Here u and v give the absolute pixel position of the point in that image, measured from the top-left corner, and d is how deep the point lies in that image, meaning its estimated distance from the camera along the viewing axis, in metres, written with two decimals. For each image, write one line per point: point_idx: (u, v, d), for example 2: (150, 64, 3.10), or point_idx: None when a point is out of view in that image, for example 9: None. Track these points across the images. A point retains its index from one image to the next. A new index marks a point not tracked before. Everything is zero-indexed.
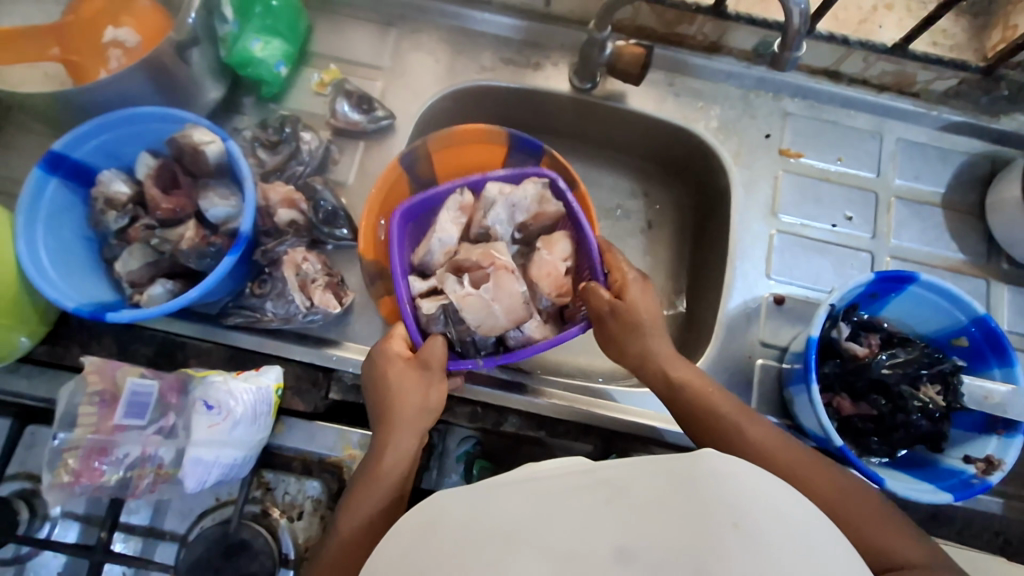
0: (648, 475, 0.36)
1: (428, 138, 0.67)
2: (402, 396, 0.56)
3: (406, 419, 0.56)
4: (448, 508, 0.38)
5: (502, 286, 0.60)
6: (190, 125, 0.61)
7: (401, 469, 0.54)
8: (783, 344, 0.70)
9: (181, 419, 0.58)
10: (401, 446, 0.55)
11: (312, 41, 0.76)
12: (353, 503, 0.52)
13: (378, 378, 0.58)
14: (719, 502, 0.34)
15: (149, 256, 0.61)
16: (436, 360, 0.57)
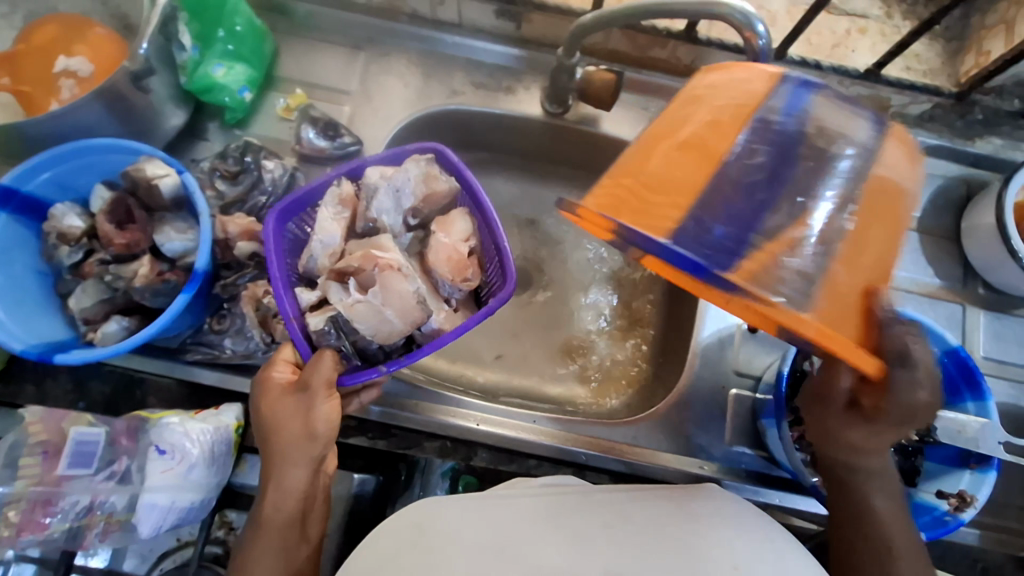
0: (642, 508, 0.43)
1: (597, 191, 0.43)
2: (279, 432, 0.51)
3: (285, 454, 0.52)
4: (453, 514, 0.42)
5: (388, 284, 0.54)
6: (145, 158, 0.59)
7: (292, 510, 0.52)
8: (757, 374, 0.69)
9: (134, 462, 0.56)
10: (285, 486, 0.52)
11: (279, 65, 0.75)
12: (247, 559, 0.51)
13: (258, 412, 0.53)
14: (709, 541, 0.40)
15: (103, 293, 0.59)
16: (314, 380, 0.51)
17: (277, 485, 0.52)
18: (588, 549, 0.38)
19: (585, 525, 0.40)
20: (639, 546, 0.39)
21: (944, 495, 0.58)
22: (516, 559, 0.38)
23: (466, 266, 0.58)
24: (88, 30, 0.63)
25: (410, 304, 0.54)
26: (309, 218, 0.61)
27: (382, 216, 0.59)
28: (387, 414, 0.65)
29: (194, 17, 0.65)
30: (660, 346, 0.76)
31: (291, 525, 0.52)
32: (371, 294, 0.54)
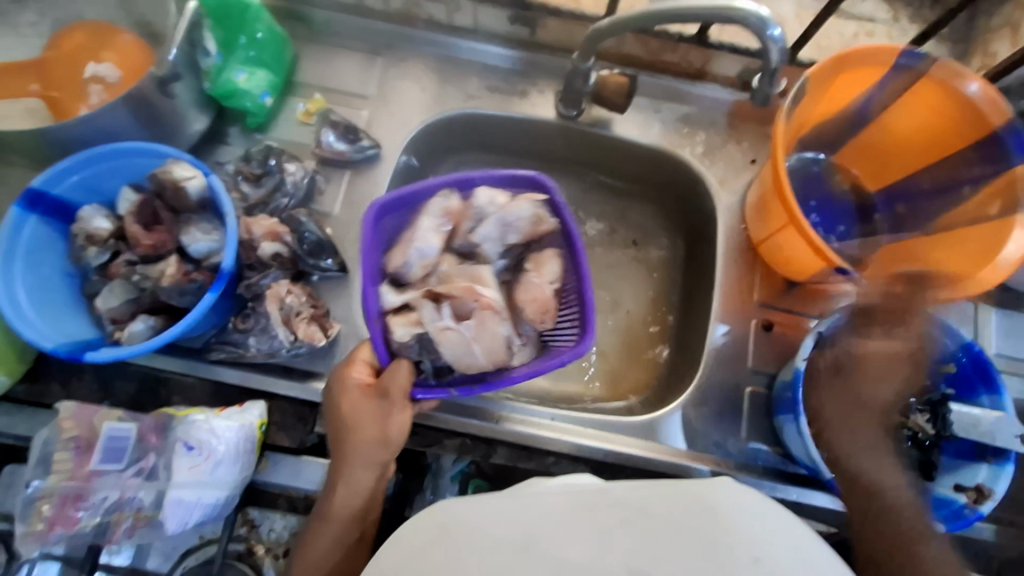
0: (666, 502, 0.40)
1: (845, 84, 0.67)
2: (355, 433, 0.54)
3: (358, 454, 0.54)
4: (468, 516, 0.41)
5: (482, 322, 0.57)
6: (172, 161, 0.60)
7: (357, 507, 0.55)
8: (772, 371, 0.70)
9: (161, 459, 0.57)
10: (354, 484, 0.54)
11: (298, 71, 0.76)
12: (309, 545, 0.54)
13: (333, 409, 0.56)
14: (735, 538, 0.38)
15: (130, 293, 0.60)
16: (395, 388, 0.54)
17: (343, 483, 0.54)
18: (611, 545, 0.37)
19: (605, 522, 0.38)
20: (661, 544, 0.37)
21: (962, 488, 0.58)
22: (535, 559, 0.36)
23: (549, 311, 0.59)
24: (114, 37, 0.65)
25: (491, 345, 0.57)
26: (407, 220, 0.63)
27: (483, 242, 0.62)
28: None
29: (219, 24, 0.68)
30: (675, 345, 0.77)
31: (352, 522, 0.54)
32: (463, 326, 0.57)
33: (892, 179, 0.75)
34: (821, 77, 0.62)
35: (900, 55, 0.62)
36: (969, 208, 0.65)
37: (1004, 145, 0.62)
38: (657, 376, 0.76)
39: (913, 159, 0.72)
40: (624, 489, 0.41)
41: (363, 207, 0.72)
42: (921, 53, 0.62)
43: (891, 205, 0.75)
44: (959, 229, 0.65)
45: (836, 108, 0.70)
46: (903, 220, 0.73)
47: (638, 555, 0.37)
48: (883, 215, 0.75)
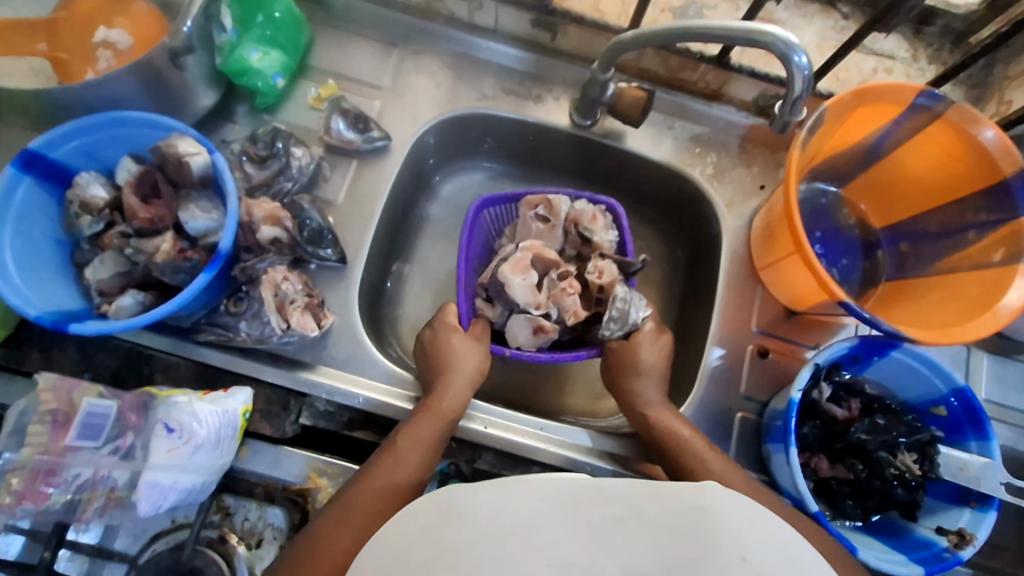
0: (656, 498, 0.40)
1: (860, 120, 0.66)
2: (464, 353, 0.64)
3: (462, 370, 0.63)
4: (465, 502, 0.40)
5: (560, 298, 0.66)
6: (177, 134, 0.59)
7: (453, 417, 0.61)
8: (763, 399, 0.70)
9: (139, 439, 0.55)
10: (458, 392, 0.62)
11: (312, 54, 0.75)
12: (405, 438, 0.57)
13: (438, 339, 0.65)
14: (727, 537, 0.37)
15: (121, 266, 0.59)
16: (485, 334, 0.66)
17: (445, 384, 0.62)
18: (603, 543, 0.36)
19: (598, 516, 0.38)
20: (654, 541, 0.36)
21: (944, 531, 0.58)
22: (532, 554, 0.35)
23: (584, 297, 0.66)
24: (128, 3, 0.64)
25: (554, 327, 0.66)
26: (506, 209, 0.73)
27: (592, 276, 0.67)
28: (374, 404, 0.65)
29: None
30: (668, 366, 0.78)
31: (445, 430, 0.59)
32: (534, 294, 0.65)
33: (899, 217, 0.75)
34: (839, 109, 0.62)
35: (919, 95, 0.62)
36: (972, 252, 0.65)
37: (1011, 193, 0.62)
38: None
39: (920, 197, 0.72)
40: (617, 488, 0.41)
41: (367, 198, 0.71)
42: (939, 95, 0.62)
43: (895, 242, 0.75)
44: (961, 272, 0.65)
45: (849, 142, 0.70)
46: (905, 258, 0.73)
47: (631, 554, 0.35)
48: (885, 251, 0.76)
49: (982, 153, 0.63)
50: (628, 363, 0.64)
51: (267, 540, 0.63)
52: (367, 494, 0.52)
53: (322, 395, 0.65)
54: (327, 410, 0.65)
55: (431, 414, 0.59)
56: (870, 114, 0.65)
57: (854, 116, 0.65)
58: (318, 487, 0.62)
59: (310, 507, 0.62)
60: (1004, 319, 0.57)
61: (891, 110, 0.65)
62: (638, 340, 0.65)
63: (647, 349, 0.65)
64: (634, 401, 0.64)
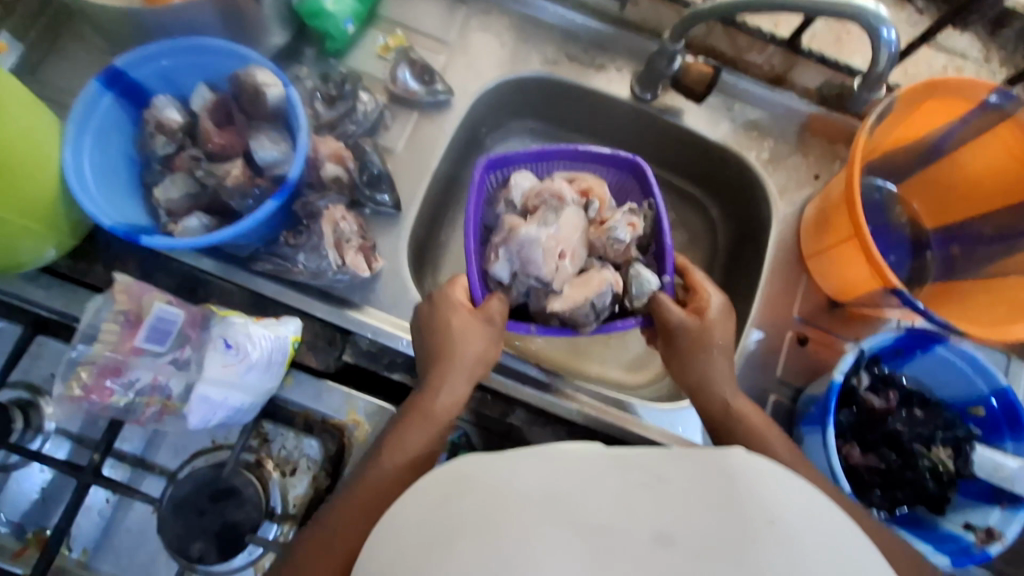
0: (679, 464, 0.39)
1: (925, 114, 0.66)
2: (464, 348, 0.61)
3: (462, 364, 0.61)
4: (481, 469, 0.40)
5: (592, 282, 0.64)
6: (254, 66, 0.60)
7: (445, 412, 0.60)
8: (798, 385, 0.70)
9: (197, 354, 0.58)
10: (455, 389, 0.60)
11: (383, 4, 0.76)
12: (399, 435, 0.57)
13: (440, 322, 0.62)
14: (753, 501, 0.36)
15: (191, 187, 0.61)
16: (497, 314, 0.63)
17: (445, 382, 0.60)
18: (628, 506, 0.36)
19: (619, 481, 0.37)
20: (679, 503, 0.36)
21: (972, 528, 0.58)
22: (557, 517, 0.35)
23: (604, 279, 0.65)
24: None
25: (587, 314, 0.64)
26: (524, 158, 0.68)
27: (605, 247, 0.66)
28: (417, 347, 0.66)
29: None
30: None
31: (437, 426, 0.59)
32: (566, 263, 0.64)
33: (953, 219, 0.74)
34: (909, 99, 0.62)
35: (992, 92, 0.62)
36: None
37: None
38: None
39: (978, 199, 0.71)
40: (641, 455, 0.40)
41: (425, 149, 0.72)
42: (1013, 95, 0.62)
43: (947, 245, 0.74)
44: (1012, 276, 0.64)
45: (911, 137, 0.70)
46: (956, 261, 0.73)
47: (656, 517, 0.35)
48: (935, 253, 0.75)
49: None
50: (703, 343, 0.63)
51: (301, 471, 0.65)
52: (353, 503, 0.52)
53: (367, 334, 0.66)
54: (369, 350, 0.67)
55: (429, 417, 0.59)
56: (937, 108, 0.65)
57: (917, 112, 0.65)
58: (355, 422, 0.65)
59: (347, 441, 0.64)
60: None
61: (959, 107, 0.65)
62: (707, 319, 0.64)
63: (718, 328, 0.64)
64: (709, 383, 0.63)
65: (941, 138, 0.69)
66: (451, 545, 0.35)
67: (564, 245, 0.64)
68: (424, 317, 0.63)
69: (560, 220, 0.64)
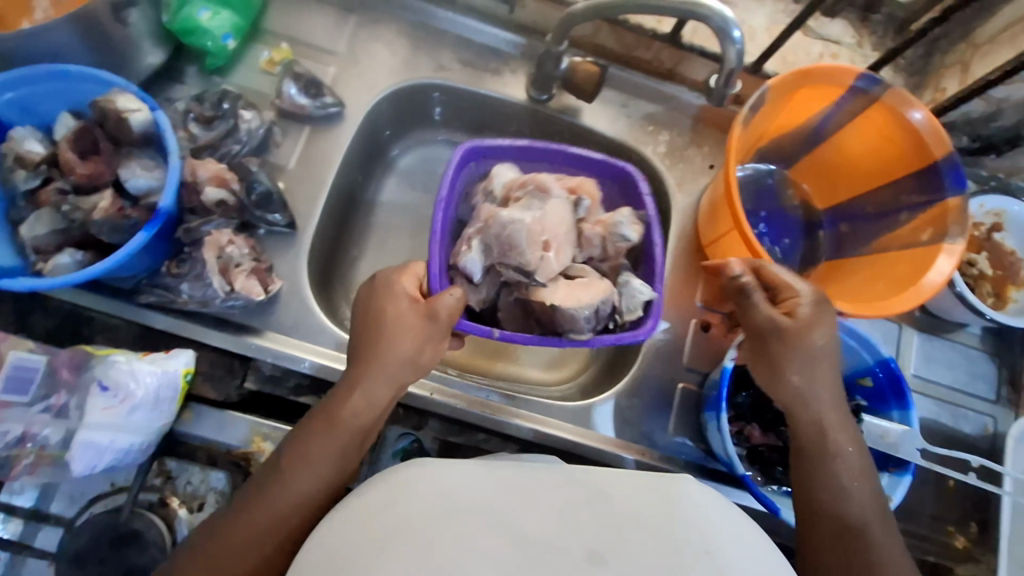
0: (621, 484, 0.42)
1: (800, 101, 0.68)
2: (392, 344, 0.54)
3: (387, 366, 0.54)
4: (432, 477, 0.40)
5: (581, 288, 0.60)
6: (117, 90, 0.57)
7: (364, 420, 0.53)
8: (705, 370, 0.72)
9: (73, 398, 0.56)
10: (375, 396, 0.54)
11: (266, 17, 0.74)
12: (309, 451, 0.51)
13: (375, 314, 0.56)
14: (692, 529, 0.38)
15: (58, 223, 0.57)
16: (444, 313, 0.54)
17: (366, 382, 0.54)
18: (570, 526, 0.37)
19: (569, 496, 0.40)
20: (623, 526, 0.38)
21: None
22: (499, 530, 0.36)
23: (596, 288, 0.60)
24: None
25: (587, 320, 0.57)
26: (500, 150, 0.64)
27: (609, 245, 0.63)
28: (320, 368, 0.64)
29: None
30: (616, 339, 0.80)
31: (353, 440, 0.53)
32: (549, 255, 0.60)
33: (841, 197, 0.76)
34: (781, 89, 0.64)
35: (858, 78, 0.64)
36: (903, 232, 0.68)
37: (941, 176, 0.65)
38: (593, 366, 0.79)
39: (855, 179, 0.74)
40: (589, 473, 0.43)
41: (319, 165, 0.71)
42: (878, 79, 0.64)
43: (835, 224, 0.77)
44: (892, 252, 0.68)
45: (794, 123, 0.73)
46: (845, 239, 0.76)
47: (595, 538, 0.37)
48: (826, 232, 0.78)
49: (916, 137, 0.66)
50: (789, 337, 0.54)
51: (210, 505, 0.63)
52: (240, 532, 0.49)
53: (268, 359, 0.64)
54: (273, 374, 0.65)
55: (346, 424, 0.53)
56: (813, 95, 0.67)
57: (793, 101, 0.68)
58: (260, 450, 0.63)
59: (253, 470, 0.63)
60: (927, 294, 0.60)
61: (832, 92, 0.67)
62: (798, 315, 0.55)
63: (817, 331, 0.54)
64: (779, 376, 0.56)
65: (822, 122, 0.72)
66: (381, 552, 0.35)
67: (551, 238, 0.61)
68: (361, 305, 0.57)
69: (545, 207, 0.61)
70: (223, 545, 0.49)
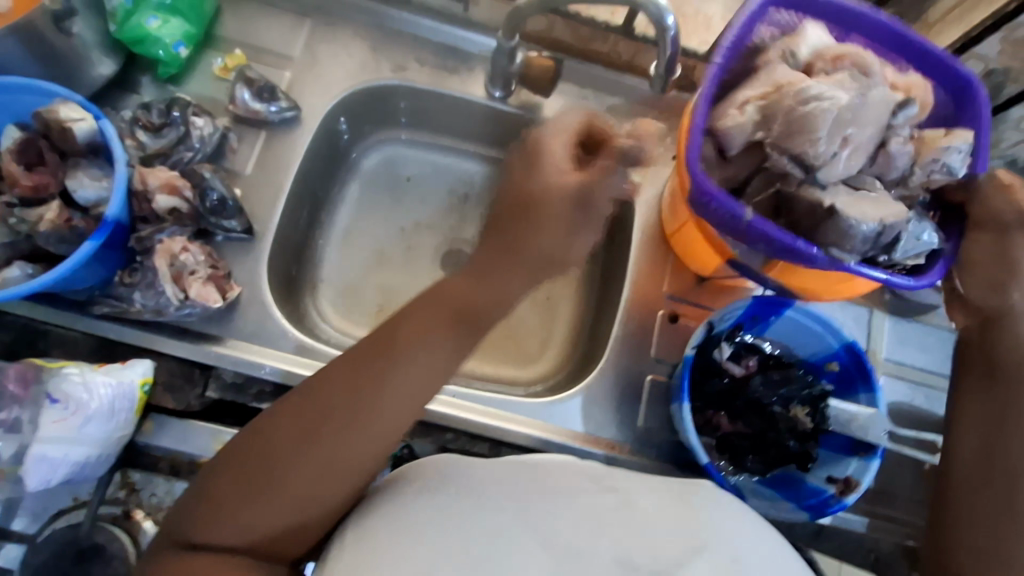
0: (653, 492, 0.46)
1: None
2: (442, 305, 0.50)
3: (530, 263, 0.52)
4: (468, 486, 0.43)
5: (892, 205, 0.51)
6: (61, 101, 0.57)
7: (489, 313, 0.51)
8: (674, 361, 0.71)
9: (25, 412, 0.54)
10: (507, 287, 0.51)
11: (219, 25, 0.74)
12: (407, 352, 0.47)
13: (522, 194, 0.52)
14: (720, 533, 0.42)
15: (5, 236, 0.57)
16: (571, 198, 0.51)
17: (418, 348, 0.48)
18: (602, 532, 0.41)
19: (603, 507, 0.43)
20: (653, 528, 0.42)
21: (833, 480, 0.61)
22: (537, 536, 0.40)
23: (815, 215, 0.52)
24: None
25: (862, 242, 0.50)
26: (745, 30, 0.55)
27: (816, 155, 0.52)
28: (282, 373, 0.63)
29: None
30: (586, 333, 0.79)
31: (466, 341, 0.50)
32: (844, 151, 0.53)
33: None
34: None
35: None
36: None
37: None
38: (565, 363, 0.79)
39: None
40: (617, 479, 0.47)
41: (277, 169, 0.70)
42: None
43: None
44: None
45: None
46: None
47: (626, 539, 0.41)
48: None
49: None
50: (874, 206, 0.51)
51: None
52: (299, 453, 0.44)
53: (228, 366, 0.63)
54: (234, 382, 0.64)
55: (399, 389, 0.47)
56: None
57: None
58: None
59: None
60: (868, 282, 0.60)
61: None
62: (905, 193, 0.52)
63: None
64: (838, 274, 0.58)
65: None
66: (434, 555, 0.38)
67: (856, 132, 0.53)
68: (512, 177, 0.55)
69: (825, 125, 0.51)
70: (282, 469, 0.44)
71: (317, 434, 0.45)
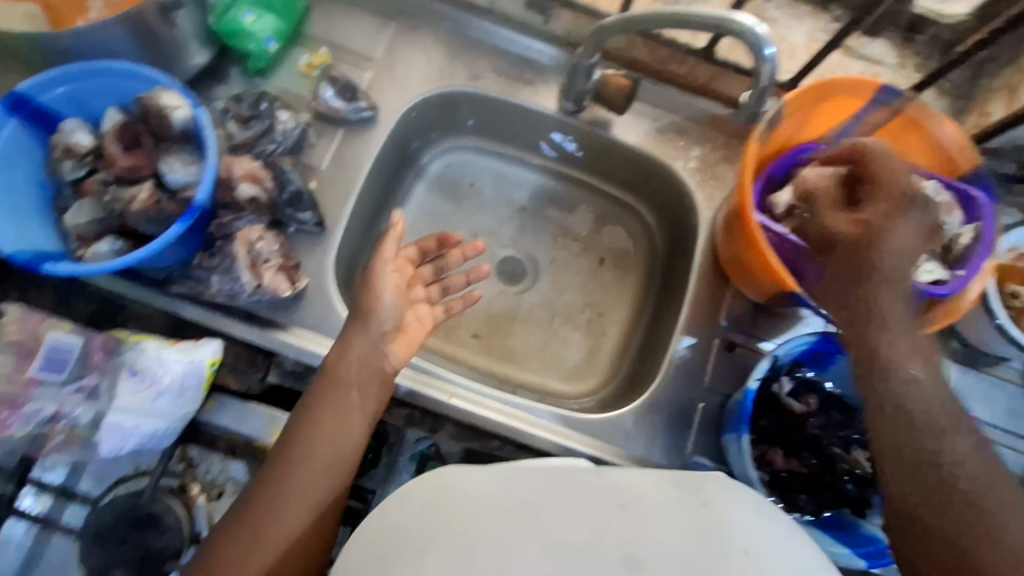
0: (657, 484, 0.41)
1: (814, 115, 0.67)
2: (344, 392, 0.57)
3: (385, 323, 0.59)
4: (465, 482, 0.40)
5: None
6: (161, 87, 0.60)
7: (349, 375, 0.57)
8: (727, 391, 0.70)
9: (103, 381, 0.59)
10: (356, 351, 0.58)
11: (308, 22, 0.76)
12: (310, 417, 0.55)
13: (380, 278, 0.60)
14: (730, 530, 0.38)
15: (99, 212, 0.60)
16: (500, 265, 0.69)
17: (316, 425, 0.55)
18: (602, 530, 0.37)
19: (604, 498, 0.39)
20: (663, 528, 0.37)
21: None
22: (531, 531, 0.36)
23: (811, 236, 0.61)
24: None
25: None
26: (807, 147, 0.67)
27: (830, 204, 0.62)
28: None
29: None
30: (636, 353, 0.79)
31: (350, 401, 0.57)
32: None
33: None
34: (799, 101, 0.63)
35: (878, 90, 0.63)
36: None
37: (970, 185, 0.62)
38: (611, 380, 0.78)
39: None
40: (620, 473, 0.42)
41: (352, 167, 0.72)
42: (897, 91, 0.63)
43: None
44: None
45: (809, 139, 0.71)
46: None
47: (631, 539, 0.37)
48: None
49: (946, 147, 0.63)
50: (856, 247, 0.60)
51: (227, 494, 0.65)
52: (260, 504, 0.51)
53: (290, 355, 0.65)
54: (295, 370, 0.66)
55: (318, 468, 0.53)
56: (828, 108, 0.66)
57: (807, 114, 0.66)
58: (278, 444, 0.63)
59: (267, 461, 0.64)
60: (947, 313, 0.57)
61: (849, 103, 0.65)
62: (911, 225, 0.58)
63: None
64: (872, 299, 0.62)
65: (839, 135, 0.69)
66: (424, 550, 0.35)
67: None
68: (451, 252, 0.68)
69: None
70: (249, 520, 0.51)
71: (261, 517, 0.51)
